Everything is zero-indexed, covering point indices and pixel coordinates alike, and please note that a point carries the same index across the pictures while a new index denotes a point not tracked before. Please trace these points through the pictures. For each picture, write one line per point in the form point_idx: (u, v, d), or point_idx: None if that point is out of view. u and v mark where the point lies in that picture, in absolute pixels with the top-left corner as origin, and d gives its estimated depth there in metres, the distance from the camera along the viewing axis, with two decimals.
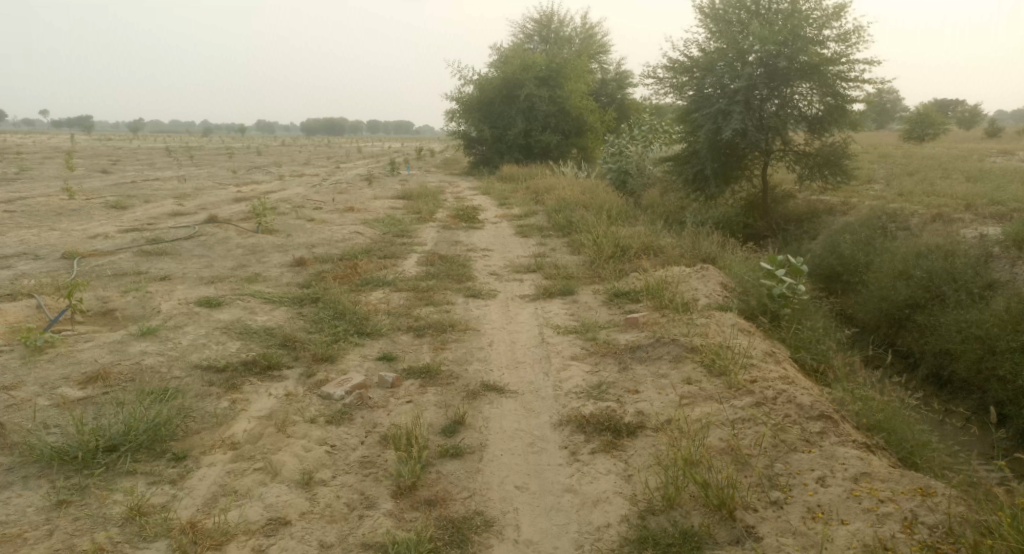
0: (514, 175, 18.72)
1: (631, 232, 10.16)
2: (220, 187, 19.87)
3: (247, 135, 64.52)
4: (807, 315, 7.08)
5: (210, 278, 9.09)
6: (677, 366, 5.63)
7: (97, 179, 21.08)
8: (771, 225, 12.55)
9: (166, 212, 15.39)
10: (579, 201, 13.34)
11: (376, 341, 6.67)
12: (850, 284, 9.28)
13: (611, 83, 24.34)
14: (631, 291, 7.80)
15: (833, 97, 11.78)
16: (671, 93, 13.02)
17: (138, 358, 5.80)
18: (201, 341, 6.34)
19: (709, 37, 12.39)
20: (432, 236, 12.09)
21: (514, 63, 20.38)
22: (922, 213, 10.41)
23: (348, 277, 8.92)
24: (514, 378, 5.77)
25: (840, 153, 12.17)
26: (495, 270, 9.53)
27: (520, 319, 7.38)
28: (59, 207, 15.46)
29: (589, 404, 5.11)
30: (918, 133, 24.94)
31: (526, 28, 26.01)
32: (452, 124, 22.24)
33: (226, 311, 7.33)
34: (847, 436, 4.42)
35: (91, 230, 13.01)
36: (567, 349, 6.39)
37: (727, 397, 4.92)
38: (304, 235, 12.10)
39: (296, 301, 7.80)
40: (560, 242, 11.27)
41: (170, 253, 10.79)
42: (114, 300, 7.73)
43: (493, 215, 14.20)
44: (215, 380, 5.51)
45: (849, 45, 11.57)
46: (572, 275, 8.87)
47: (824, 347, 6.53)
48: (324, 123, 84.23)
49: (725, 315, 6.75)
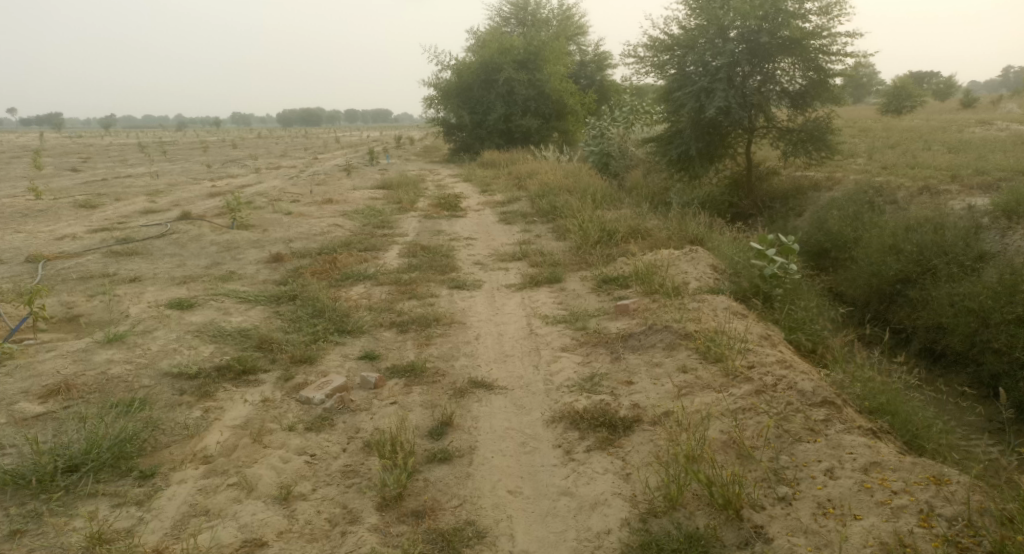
0: (495, 160, 18.41)
1: (616, 215, 9.92)
2: (195, 182, 19.43)
3: (221, 128, 63.62)
4: (800, 295, 6.87)
5: (182, 278, 8.75)
6: (671, 353, 5.40)
7: (67, 177, 20.55)
8: (757, 203, 12.36)
9: (138, 210, 14.97)
10: (562, 185, 13.09)
11: (357, 339, 6.39)
12: (840, 260, 9.10)
13: (590, 65, 24.02)
14: (620, 277, 7.58)
15: (815, 72, 11.55)
16: (652, 72, 12.76)
17: (104, 368, 5.50)
18: (172, 346, 6.04)
19: (689, 14, 12.09)
20: (413, 227, 11.79)
21: (491, 47, 20.00)
22: (909, 186, 10.23)
23: (327, 272, 8.62)
24: (502, 373, 5.52)
25: (824, 128, 11.96)
26: (479, 260, 9.27)
27: (506, 310, 7.12)
28: (27, 209, 14.99)
29: (582, 398, 4.87)
30: (896, 106, 24.83)
31: (501, 10, 25.57)
32: (430, 111, 21.83)
33: (199, 314, 7.02)
34: (853, 422, 4.19)
35: (59, 232, 12.60)
36: (556, 340, 6.14)
37: (725, 385, 4.69)
38: (282, 230, 11.76)
39: (273, 300, 7.50)
40: (545, 228, 11.02)
41: (141, 253, 10.43)
42: (80, 306, 7.41)
43: (475, 202, 13.91)
44: (187, 389, 5.22)
45: (831, 18, 11.32)
46: (558, 262, 8.63)
47: (819, 327, 6.32)
48: (300, 115, 83.28)
49: (717, 298, 6.54)
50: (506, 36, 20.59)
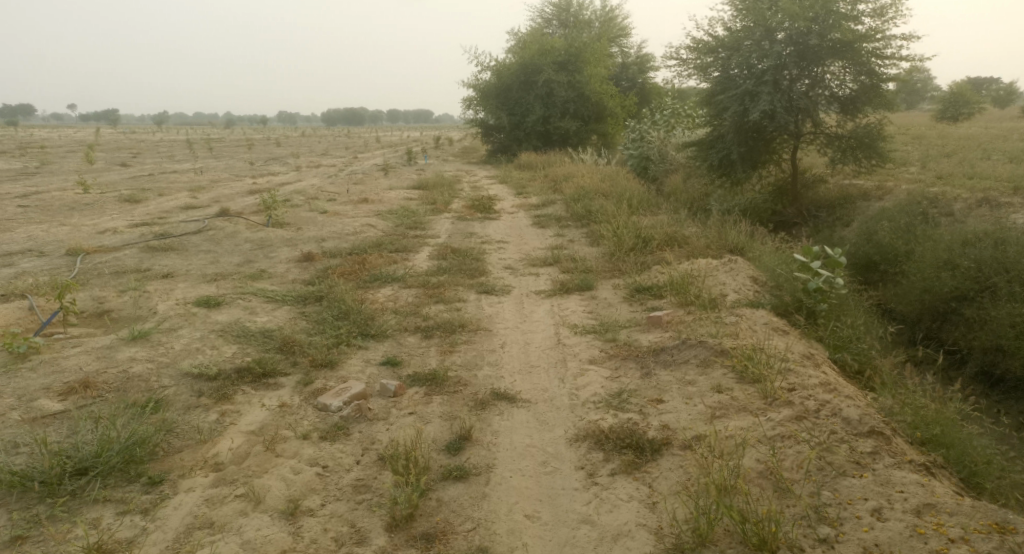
0: (533, 162, 18.22)
1: (653, 221, 9.66)
2: (237, 178, 19.61)
3: (267, 125, 64.56)
4: (846, 311, 6.54)
5: (213, 275, 8.74)
6: (705, 371, 5.14)
7: (115, 172, 20.95)
8: (801, 212, 11.96)
9: (178, 205, 15.11)
10: (599, 189, 12.84)
11: (381, 343, 6.25)
12: (889, 274, 8.70)
13: (632, 67, 23.77)
14: (654, 286, 7.33)
15: (868, 76, 11.14)
16: (694, 76, 12.46)
17: (124, 366, 5.44)
18: (194, 345, 5.96)
19: (735, 15, 11.77)
20: (446, 228, 11.65)
21: (532, 49, 19.83)
22: (965, 198, 9.77)
23: (356, 272, 8.51)
24: (526, 385, 5.32)
25: (875, 135, 11.51)
26: (510, 264, 9.09)
27: (535, 318, 6.92)
28: (72, 202, 15.24)
29: (609, 417, 4.64)
30: (952, 113, 24.04)
31: (544, 11, 25.36)
32: (470, 111, 21.73)
33: (225, 312, 6.95)
34: (903, 455, 3.90)
35: (101, 225, 12.76)
36: (584, 352, 5.92)
37: (763, 409, 4.42)
38: (315, 229, 11.72)
39: (299, 301, 7.41)
40: (579, 233, 10.78)
41: (176, 248, 10.47)
42: (110, 301, 7.41)
43: (510, 204, 13.74)
44: (205, 390, 5.13)
45: (885, 20, 10.91)
46: (591, 269, 8.40)
47: (866, 346, 6.00)
48: (344, 113, 84.16)
49: (757, 313, 6.25)
50: (547, 37, 20.39)
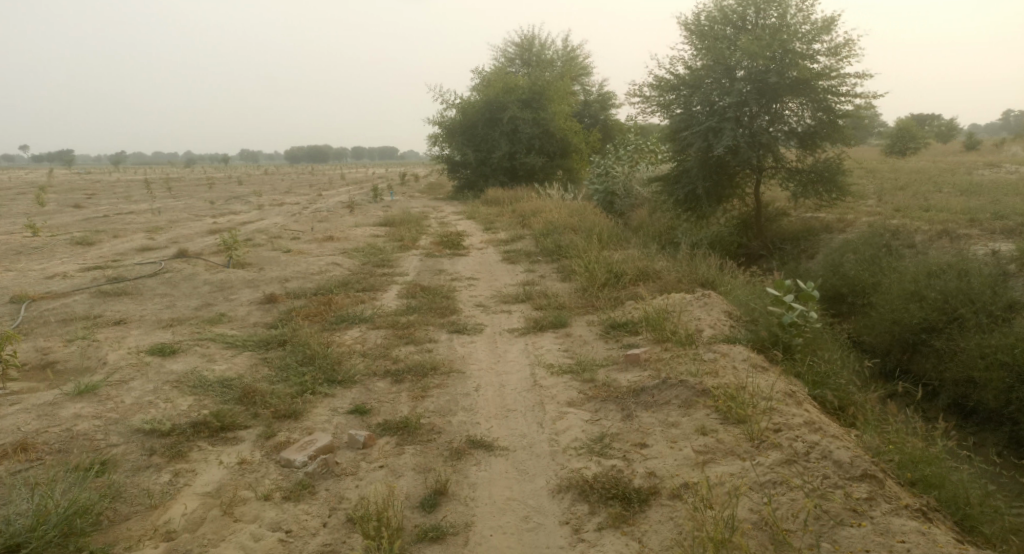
0: (499, 198, 18.10)
1: (623, 256, 9.52)
2: (196, 218, 19.11)
3: (229, 164, 63.84)
4: (822, 345, 6.43)
5: (169, 320, 8.34)
6: (688, 412, 4.94)
7: (69, 214, 20.32)
8: (767, 244, 11.96)
9: (134, 247, 14.61)
10: (567, 224, 12.71)
11: (349, 390, 5.94)
12: (858, 306, 8.66)
13: (594, 104, 24.05)
14: (629, 323, 7.15)
15: (825, 112, 11.25)
16: (657, 112, 12.48)
17: (69, 423, 5.05)
18: (147, 398, 5.58)
19: (695, 54, 11.87)
20: (414, 266, 11.39)
21: (496, 86, 19.85)
22: (926, 229, 9.84)
23: (322, 313, 8.19)
24: (503, 431, 5.06)
25: (834, 169, 11.61)
26: (480, 301, 8.85)
27: (509, 357, 6.67)
28: (23, 245, 14.65)
29: (591, 464, 4.40)
30: (900, 147, 24.62)
31: (506, 51, 25.49)
32: (435, 148, 21.61)
33: (180, 361, 6.58)
34: (899, 499, 3.72)
35: (51, 270, 12.24)
36: (561, 394, 5.68)
37: (751, 453, 4.22)
38: (278, 269, 11.37)
39: (261, 346, 7.07)
40: (549, 268, 10.61)
41: (130, 293, 10.03)
42: (56, 352, 6.98)
43: (478, 240, 13.54)
44: (158, 448, 4.78)
45: (840, 58, 11.06)
46: (563, 306, 8.20)
47: (844, 381, 5.88)
48: (306, 152, 83.84)
49: (735, 349, 6.09)
50: (510, 75, 20.44)
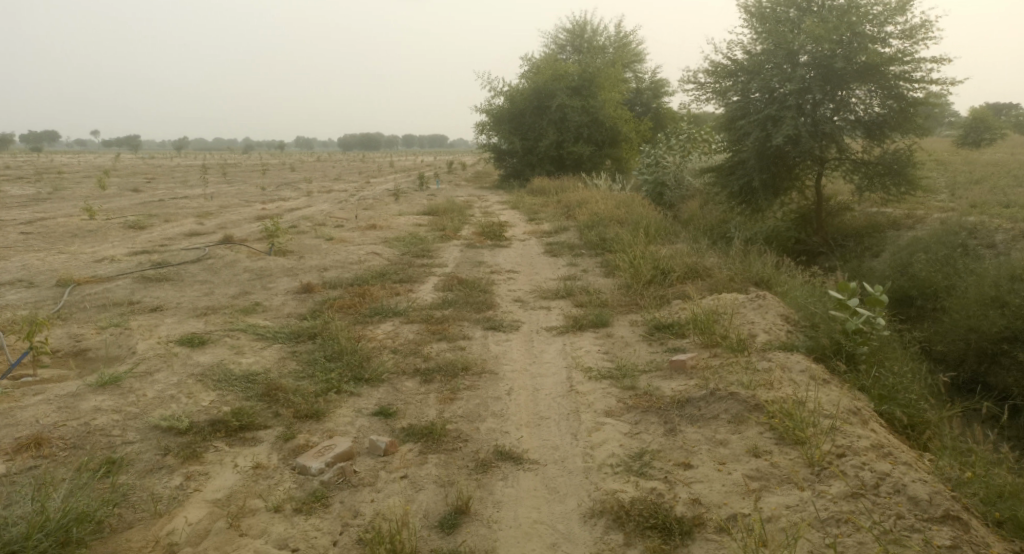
0: (545, 188, 17.68)
1: (671, 251, 9.05)
2: (246, 204, 19.18)
3: (283, 150, 64.77)
4: (888, 356, 5.92)
5: (205, 309, 8.19)
6: (737, 430, 4.57)
7: (126, 197, 20.64)
8: (826, 240, 11.33)
9: (182, 232, 14.65)
10: (613, 216, 12.26)
11: (376, 389, 5.66)
12: (927, 310, 8.05)
13: (646, 92, 23.47)
14: (675, 325, 6.74)
15: (895, 100, 10.54)
16: (712, 100, 11.94)
17: (86, 417, 4.88)
18: (169, 392, 5.38)
19: (755, 39, 11.28)
20: (454, 256, 11.11)
21: (546, 73, 19.40)
22: (1007, 228, 9.13)
23: (356, 305, 7.94)
24: (535, 442, 4.73)
25: (904, 161, 10.88)
26: (520, 296, 8.51)
27: (546, 358, 6.31)
28: (77, 228, 14.84)
29: (629, 486, 4.07)
30: (973, 139, 23.41)
31: (557, 37, 24.95)
32: (482, 136, 21.29)
33: (209, 352, 6.39)
34: (986, 549, 3.36)
35: (100, 253, 12.31)
36: (599, 402, 5.30)
37: (811, 482, 3.88)
38: (318, 257, 11.19)
39: (291, 339, 6.85)
40: (593, 262, 10.20)
41: (171, 279, 9.96)
42: (88, 339, 6.86)
43: (522, 231, 13.18)
44: (173, 446, 4.57)
45: (915, 42, 10.36)
46: (606, 303, 7.80)
47: (914, 397, 5.37)
48: (360, 139, 84.82)
49: (792, 357, 5.64)
50: (560, 62, 19.97)
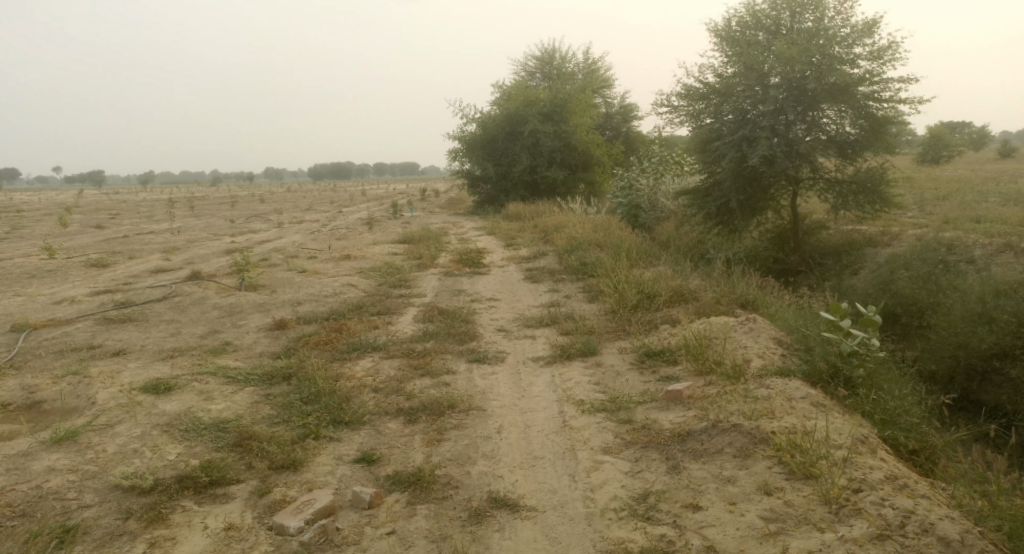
0: (520, 213, 17.48)
1: (655, 274, 8.83)
2: (214, 238, 18.69)
3: (252, 183, 64.01)
4: (886, 378, 5.72)
5: (171, 350, 7.77)
6: (745, 464, 4.31)
7: (89, 234, 20.02)
8: (805, 259, 11.23)
9: (148, 269, 14.15)
10: (592, 240, 12.06)
11: (357, 432, 5.31)
12: (913, 327, 7.91)
13: (616, 117, 23.52)
14: (666, 351, 6.49)
15: (866, 120, 10.49)
16: (685, 122, 11.82)
17: (39, 479, 4.49)
18: (132, 446, 4.98)
19: (726, 62, 11.20)
20: (432, 286, 10.80)
21: (516, 99, 19.29)
22: (986, 242, 9.07)
23: (332, 341, 7.58)
24: (530, 485, 4.42)
25: (878, 179, 10.82)
26: (502, 325, 8.21)
27: (535, 392, 6.00)
28: (36, 268, 14.26)
29: (637, 534, 3.83)
30: (933, 156, 23.77)
31: (527, 64, 24.95)
32: (455, 163, 21.07)
33: (175, 399, 5.99)
34: None
35: (60, 294, 11.78)
36: (595, 438, 5.01)
37: (830, 523, 3.67)
38: (291, 291, 10.81)
39: (264, 380, 6.47)
40: (574, 287, 9.95)
41: (135, 320, 9.50)
42: (45, 389, 6.42)
43: (499, 257, 12.91)
44: (136, 508, 4.21)
45: (883, 63, 10.36)
46: (592, 330, 7.53)
47: (916, 421, 5.17)
48: (330, 169, 84.36)
49: (791, 383, 5.38)
50: (530, 88, 19.90)
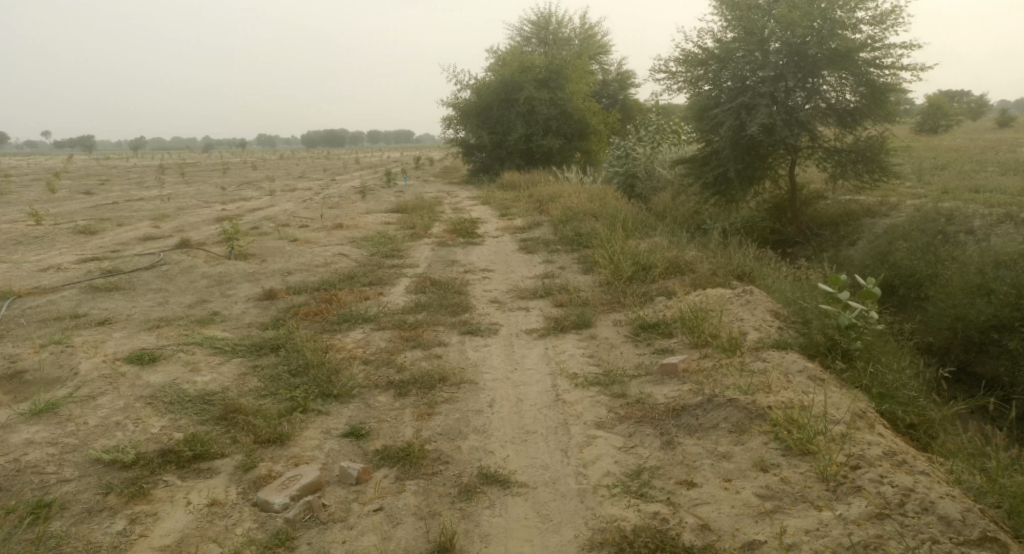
0: (515, 182, 17.26)
1: (651, 245, 8.69)
2: (206, 206, 18.43)
3: (245, 149, 63.35)
4: (883, 351, 5.62)
5: (158, 320, 7.63)
6: (741, 439, 4.22)
7: (78, 201, 19.73)
8: (802, 230, 11.10)
9: (137, 237, 13.93)
10: (588, 210, 11.90)
11: (346, 405, 5.20)
12: (911, 299, 7.81)
13: (613, 84, 23.18)
14: (661, 324, 6.38)
15: (867, 87, 10.28)
16: (683, 89, 11.59)
17: (17, 453, 4.38)
18: (114, 419, 4.86)
19: (725, 26, 10.95)
20: (425, 256, 10.65)
21: (512, 66, 18.95)
22: (985, 213, 8.95)
23: (322, 311, 7.44)
24: (522, 461, 4.33)
25: (878, 148, 10.65)
26: (495, 297, 8.08)
27: (528, 364, 5.89)
28: (23, 235, 14.03)
29: (629, 512, 3.75)
30: (931, 126, 23.54)
31: (522, 30, 24.48)
32: (449, 131, 20.76)
33: (161, 370, 5.86)
34: None
35: (46, 262, 11.59)
36: (588, 412, 4.91)
37: (828, 501, 3.59)
38: (281, 260, 10.64)
39: (252, 352, 6.34)
40: (569, 258, 9.82)
41: (122, 288, 9.34)
42: (27, 359, 6.28)
43: (494, 227, 12.75)
44: (117, 483, 4.11)
45: (885, 28, 10.14)
46: (586, 302, 7.41)
47: (915, 395, 5.08)
48: (323, 136, 83.53)
49: (788, 356, 5.28)
50: (526, 54, 19.54)
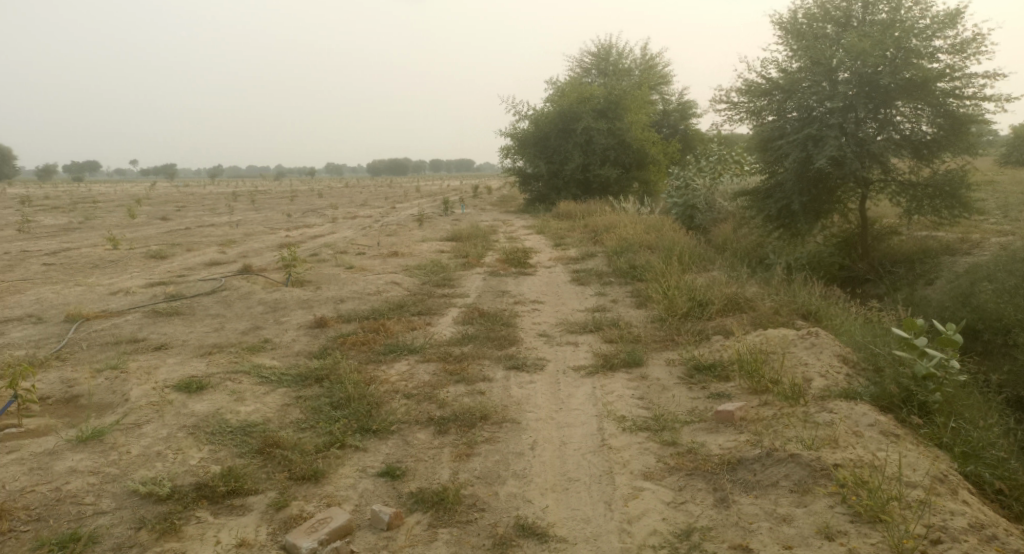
0: (572, 212, 17.09)
1: (708, 280, 8.36)
2: (270, 232, 18.84)
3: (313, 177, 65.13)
4: (964, 403, 5.18)
5: (210, 347, 7.68)
6: (802, 500, 3.89)
7: (152, 226, 20.42)
8: (874, 266, 10.55)
9: (202, 262, 14.26)
10: (644, 242, 11.61)
11: (384, 442, 5.06)
12: (995, 345, 7.26)
13: (674, 114, 22.90)
14: (717, 366, 6.05)
15: (945, 118, 9.77)
16: (746, 120, 11.27)
17: (59, 481, 4.38)
18: (155, 449, 4.83)
19: (790, 56, 10.62)
20: (477, 285, 10.55)
21: (570, 96, 18.89)
22: None
23: (369, 341, 7.36)
24: (563, 512, 4.10)
25: (958, 183, 10.08)
26: (545, 330, 7.88)
27: (575, 405, 5.66)
28: (97, 259, 14.54)
29: None
30: (1016, 156, 22.44)
31: (583, 61, 24.42)
32: (507, 160, 20.77)
33: (206, 399, 5.84)
34: None
35: (115, 285, 11.93)
36: (636, 460, 4.64)
37: None
38: (335, 288, 10.68)
39: (297, 382, 6.27)
40: (623, 291, 9.55)
41: (182, 313, 9.50)
42: (81, 383, 6.37)
43: (547, 258, 12.57)
44: (150, 518, 4.05)
45: (965, 57, 9.65)
46: (639, 339, 7.14)
47: (999, 454, 4.63)
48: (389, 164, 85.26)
49: (856, 407, 4.90)
50: (585, 85, 19.45)
